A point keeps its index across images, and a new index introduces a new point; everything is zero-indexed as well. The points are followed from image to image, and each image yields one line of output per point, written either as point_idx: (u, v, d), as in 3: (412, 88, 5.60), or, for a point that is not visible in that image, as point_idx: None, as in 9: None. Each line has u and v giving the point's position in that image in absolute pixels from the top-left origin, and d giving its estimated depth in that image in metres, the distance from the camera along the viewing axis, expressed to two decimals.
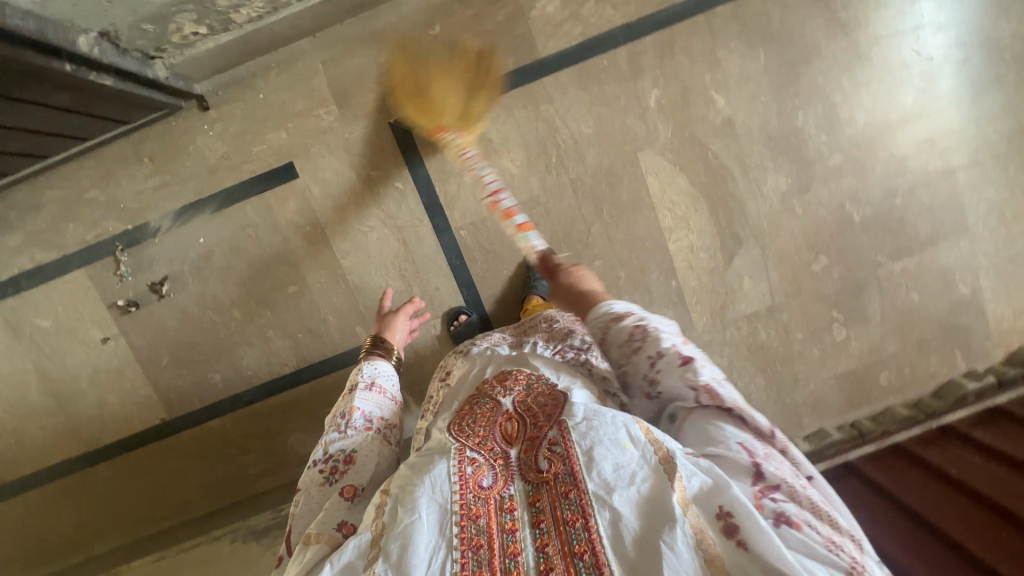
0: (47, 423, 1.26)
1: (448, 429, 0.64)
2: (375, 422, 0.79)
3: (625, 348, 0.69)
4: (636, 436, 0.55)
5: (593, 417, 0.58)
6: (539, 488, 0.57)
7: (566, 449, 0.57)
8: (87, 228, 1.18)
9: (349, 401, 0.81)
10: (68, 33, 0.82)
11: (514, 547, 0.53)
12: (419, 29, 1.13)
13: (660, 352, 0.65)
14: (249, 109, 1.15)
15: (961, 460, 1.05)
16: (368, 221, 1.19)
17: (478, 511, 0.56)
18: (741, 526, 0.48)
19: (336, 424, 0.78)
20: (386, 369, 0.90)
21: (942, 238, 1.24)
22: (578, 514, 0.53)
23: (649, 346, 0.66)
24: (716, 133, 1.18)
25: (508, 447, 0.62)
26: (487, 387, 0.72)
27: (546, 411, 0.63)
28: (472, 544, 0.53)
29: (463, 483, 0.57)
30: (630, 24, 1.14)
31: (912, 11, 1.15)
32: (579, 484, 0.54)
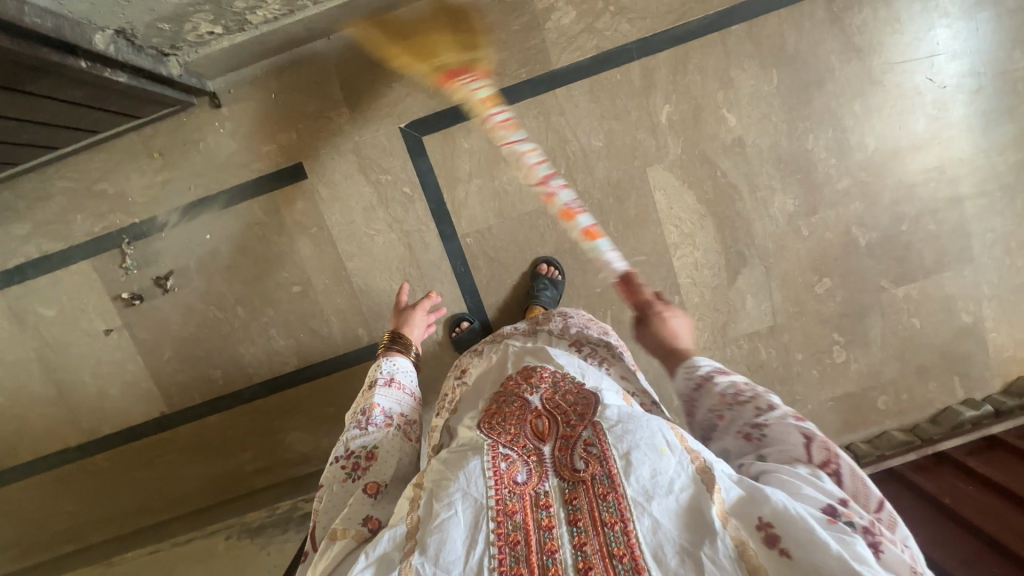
0: (47, 411, 1.27)
1: (478, 426, 0.63)
2: (395, 419, 0.78)
3: (727, 397, 0.61)
4: (673, 443, 0.53)
5: (627, 420, 0.56)
6: (575, 487, 0.53)
7: (603, 450, 0.54)
8: (94, 220, 1.18)
9: (368, 397, 0.81)
10: (84, 30, 0.82)
11: (552, 544, 0.50)
12: (434, 36, 1.12)
13: (771, 406, 0.58)
14: (261, 108, 1.15)
15: (954, 490, 1.06)
16: (374, 224, 1.19)
17: (513, 507, 0.52)
18: (785, 536, 0.45)
19: (356, 420, 0.77)
20: (404, 366, 0.90)
21: (947, 265, 1.24)
22: (617, 517, 0.49)
23: (761, 398, 0.59)
24: (726, 152, 1.18)
25: (541, 443, 0.59)
26: (513, 384, 0.71)
27: (578, 410, 0.61)
28: (509, 541, 0.50)
29: (498, 479, 0.54)
30: (644, 39, 1.14)
31: (928, 38, 1.15)
32: (618, 487, 0.51)
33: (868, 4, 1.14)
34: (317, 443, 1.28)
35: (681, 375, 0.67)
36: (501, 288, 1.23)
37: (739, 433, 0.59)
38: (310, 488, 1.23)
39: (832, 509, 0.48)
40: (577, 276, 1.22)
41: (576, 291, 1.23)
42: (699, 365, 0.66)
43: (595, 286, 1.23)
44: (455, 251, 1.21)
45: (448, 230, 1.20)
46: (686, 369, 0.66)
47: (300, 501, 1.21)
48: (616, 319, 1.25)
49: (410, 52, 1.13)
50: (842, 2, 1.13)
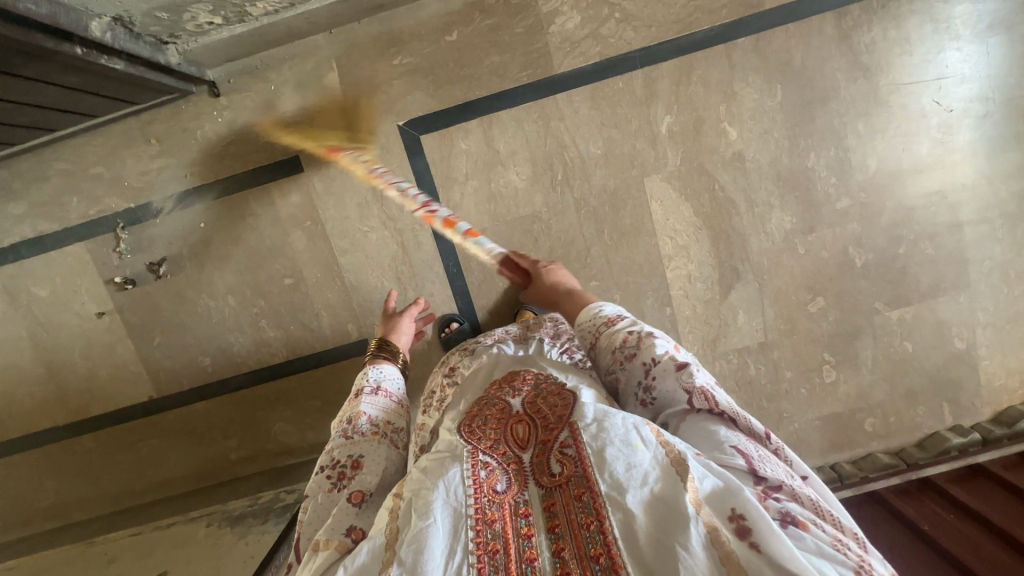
0: (37, 390, 1.28)
1: (458, 429, 0.62)
2: (381, 426, 0.79)
3: (619, 355, 0.70)
4: (648, 438, 0.51)
5: (603, 418, 0.54)
6: (553, 493, 0.52)
7: (578, 451, 0.53)
8: (90, 203, 1.18)
9: (354, 406, 0.82)
10: (81, 17, 0.81)
11: (531, 552, 0.47)
12: (436, 35, 1.11)
13: (654, 359, 0.65)
14: (260, 100, 1.14)
15: (933, 514, 1.10)
16: (368, 221, 1.19)
17: (492, 516, 0.51)
18: (755, 527, 0.44)
19: (342, 428, 0.77)
20: (390, 373, 0.92)
21: (943, 291, 1.23)
22: (592, 517, 0.47)
23: (644, 353, 0.67)
24: (725, 165, 1.17)
25: (521, 451, 0.58)
26: (495, 388, 0.70)
27: (557, 412, 0.60)
28: (488, 550, 0.48)
29: (477, 488, 0.53)
30: (649, 48, 1.12)
31: (937, 60, 1.13)
32: (593, 486, 0.49)
33: (878, 22, 1.12)
34: (303, 435, 1.29)
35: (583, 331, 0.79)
36: (492, 291, 1.22)
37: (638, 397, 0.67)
38: (293, 480, 1.24)
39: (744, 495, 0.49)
40: None
41: None
42: (591, 317, 0.78)
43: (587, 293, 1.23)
44: (448, 251, 1.20)
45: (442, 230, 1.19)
46: (584, 325, 0.79)
47: (282, 492, 1.21)
48: None
49: (411, 49, 1.12)
50: (853, 19, 1.11)
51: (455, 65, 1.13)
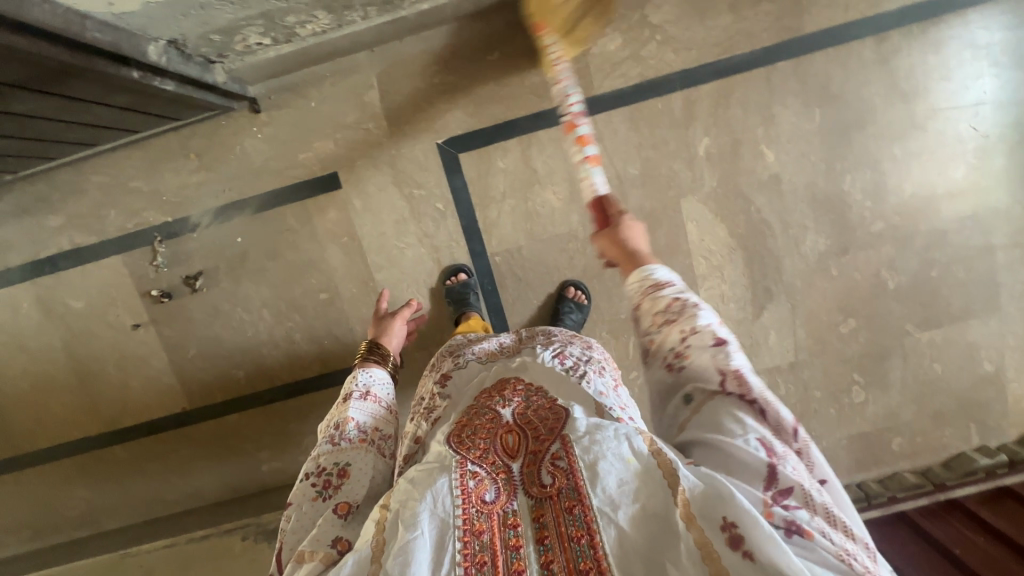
0: (70, 400, 1.28)
1: (447, 440, 0.60)
2: (368, 433, 0.75)
3: (660, 316, 0.64)
4: (640, 450, 0.52)
5: (596, 431, 0.55)
6: (542, 503, 0.52)
7: (570, 463, 0.53)
8: (127, 217, 1.18)
9: (342, 411, 0.78)
10: (139, 41, 0.79)
11: (520, 564, 0.49)
12: (477, 54, 1.12)
13: (695, 329, 0.61)
14: (299, 117, 1.14)
15: (967, 540, 1.08)
16: (404, 238, 1.20)
17: (481, 527, 0.51)
18: (749, 536, 0.44)
19: (328, 435, 0.74)
20: (380, 377, 0.87)
21: (973, 314, 1.24)
22: (583, 531, 0.49)
23: (685, 322, 0.62)
24: (761, 188, 1.18)
25: (511, 461, 0.57)
26: (485, 397, 0.69)
27: (548, 425, 0.60)
28: (476, 561, 0.49)
29: (466, 497, 0.53)
30: (688, 70, 1.13)
31: (974, 85, 1.13)
32: (584, 500, 0.50)
33: (917, 47, 1.12)
34: None
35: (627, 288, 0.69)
36: (526, 308, 1.23)
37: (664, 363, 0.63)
38: None
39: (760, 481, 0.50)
40: (603, 301, 1.23)
41: (600, 316, 1.24)
42: (641, 275, 0.68)
43: (620, 312, 1.24)
44: (484, 268, 1.21)
45: (479, 248, 1.20)
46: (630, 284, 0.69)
47: None
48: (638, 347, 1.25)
49: (452, 68, 1.12)
50: (892, 45, 1.12)
51: (496, 85, 1.13)
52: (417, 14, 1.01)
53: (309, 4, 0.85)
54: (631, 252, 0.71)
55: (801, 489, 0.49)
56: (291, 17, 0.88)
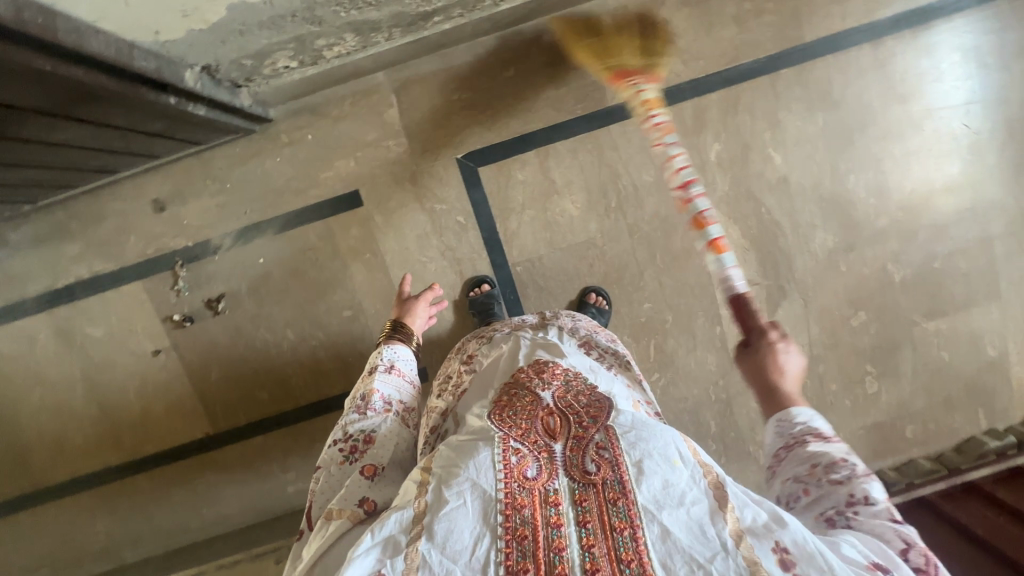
0: (89, 430, 1.26)
1: (489, 416, 0.63)
2: (393, 405, 0.82)
3: (818, 468, 0.57)
4: (686, 456, 0.55)
5: (641, 428, 0.57)
6: (585, 488, 0.54)
7: (615, 455, 0.55)
8: (147, 242, 1.18)
9: (369, 383, 0.85)
10: (177, 68, 0.80)
11: (560, 542, 0.51)
12: (494, 71, 1.15)
13: (868, 497, 0.53)
14: (320, 137, 1.16)
15: (984, 519, 1.10)
16: (427, 251, 1.21)
17: (522, 501, 0.53)
18: (803, 562, 0.47)
19: (356, 405, 0.81)
20: (404, 354, 0.94)
21: (976, 303, 1.29)
22: (626, 523, 0.51)
23: (855, 485, 0.54)
24: (771, 189, 1.22)
25: (552, 441, 0.59)
26: (524, 377, 0.70)
27: (590, 412, 0.61)
28: (517, 534, 0.51)
29: (509, 472, 0.55)
30: (698, 80, 1.17)
31: (965, 86, 1.20)
32: (629, 494, 0.52)
33: (911, 52, 1.18)
34: None
35: (773, 428, 0.63)
36: None
37: (821, 515, 0.55)
38: None
39: (879, 565, 0.47)
40: (623, 306, 1.26)
41: (621, 320, 1.27)
42: (794, 419, 0.62)
43: (640, 316, 1.27)
44: (506, 279, 1.23)
45: (500, 258, 1.22)
46: (779, 423, 0.62)
47: None
48: (659, 350, 1.28)
49: (470, 85, 1.15)
50: (887, 50, 1.18)
51: (513, 99, 1.16)
52: (438, 33, 1.03)
53: (340, 26, 0.87)
54: (770, 386, 0.65)
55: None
56: (321, 40, 0.90)
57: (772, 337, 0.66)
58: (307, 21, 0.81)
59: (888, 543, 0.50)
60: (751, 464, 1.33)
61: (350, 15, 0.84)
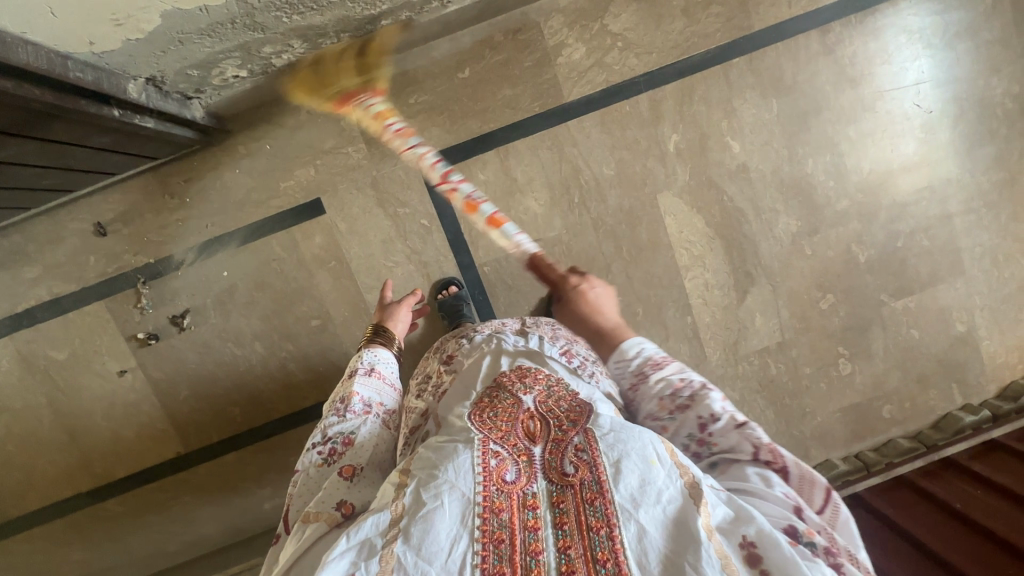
0: (57, 457, 1.23)
1: (470, 419, 0.62)
2: (374, 407, 0.81)
3: (664, 401, 0.66)
4: (662, 455, 0.52)
5: (621, 429, 0.55)
6: (563, 490, 0.53)
7: (593, 457, 0.54)
8: (108, 261, 1.17)
9: (349, 386, 0.84)
10: (119, 81, 0.80)
11: (536, 546, 0.50)
12: (449, 73, 1.15)
13: (712, 415, 0.62)
14: (279, 147, 1.16)
15: (964, 494, 1.11)
16: (393, 256, 1.21)
17: (500, 505, 0.52)
18: (767, 556, 0.46)
19: (336, 408, 0.80)
20: (385, 356, 0.93)
21: (941, 279, 1.30)
22: (602, 522, 0.49)
23: (702, 407, 0.63)
24: (732, 177, 1.24)
25: (532, 444, 0.59)
26: (506, 380, 0.69)
27: (571, 416, 0.60)
28: (494, 538, 0.50)
29: (486, 475, 0.54)
30: (651, 73, 1.19)
31: (912, 67, 1.23)
32: (606, 493, 0.51)
33: (858, 36, 1.21)
34: None
35: (617, 367, 0.75)
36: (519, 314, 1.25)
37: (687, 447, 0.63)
38: None
39: (792, 529, 0.50)
40: None
41: None
42: (627, 353, 0.74)
43: None
44: (474, 280, 1.23)
45: (467, 260, 1.22)
46: (618, 363, 0.75)
47: None
48: None
49: (426, 88, 1.16)
50: (835, 36, 1.20)
51: (470, 100, 1.17)
52: (389, 37, 1.04)
53: (284, 33, 0.87)
54: (597, 327, 0.82)
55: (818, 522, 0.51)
56: (268, 48, 0.90)
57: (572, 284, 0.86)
58: (248, 28, 0.81)
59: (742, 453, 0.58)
60: None
61: (293, 21, 0.84)
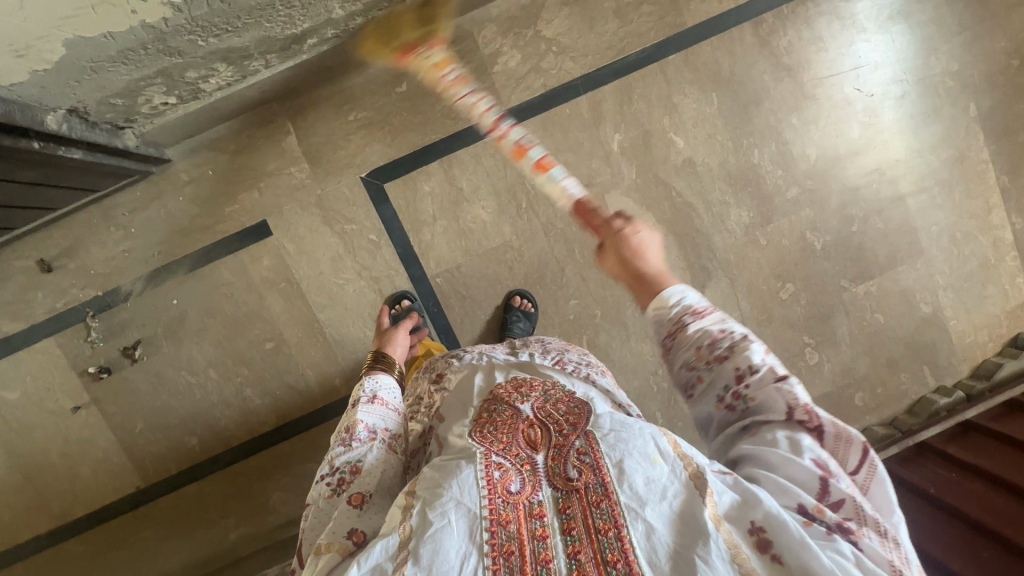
0: (14, 500, 1.21)
1: (470, 435, 0.62)
2: (380, 434, 0.73)
3: (703, 351, 0.56)
4: (665, 451, 0.53)
5: (619, 429, 0.56)
6: (569, 496, 0.53)
7: (595, 459, 0.54)
8: (57, 297, 1.16)
9: (351, 415, 0.75)
10: (34, 112, 0.81)
11: (547, 554, 0.49)
12: (386, 88, 1.16)
13: (750, 367, 0.54)
14: (222, 172, 1.16)
15: (938, 477, 1.08)
16: (343, 273, 1.20)
17: (507, 517, 0.52)
18: (777, 541, 0.45)
19: (340, 438, 0.72)
20: (387, 382, 0.83)
21: (901, 261, 1.29)
22: (609, 524, 0.50)
23: (739, 357, 0.55)
24: (679, 172, 1.23)
25: (534, 452, 0.58)
26: (503, 392, 0.69)
27: (571, 420, 0.61)
28: (504, 551, 0.50)
29: (492, 488, 0.54)
30: (589, 74, 1.20)
31: (850, 53, 1.24)
32: (611, 494, 0.51)
33: (791, 26, 1.22)
34: (301, 503, 1.23)
35: (652, 317, 0.62)
36: (475, 324, 1.24)
37: (720, 400, 0.56)
38: None
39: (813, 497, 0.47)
40: (549, 305, 1.24)
41: (549, 320, 1.25)
42: (668, 302, 0.60)
43: (568, 313, 1.25)
44: (427, 292, 1.22)
45: (418, 272, 1.21)
46: (656, 312, 0.61)
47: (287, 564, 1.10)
48: (592, 345, 1.26)
49: (365, 105, 1.17)
50: (768, 27, 1.21)
51: (409, 113, 1.17)
52: (319, 56, 1.05)
53: (205, 57, 0.88)
54: (638, 275, 0.65)
55: (852, 503, 0.47)
56: (191, 73, 0.91)
57: (614, 224, 0.69)
58: (165, 53, 0.82)
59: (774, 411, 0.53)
60: None
61: (210, 44, 0.85)
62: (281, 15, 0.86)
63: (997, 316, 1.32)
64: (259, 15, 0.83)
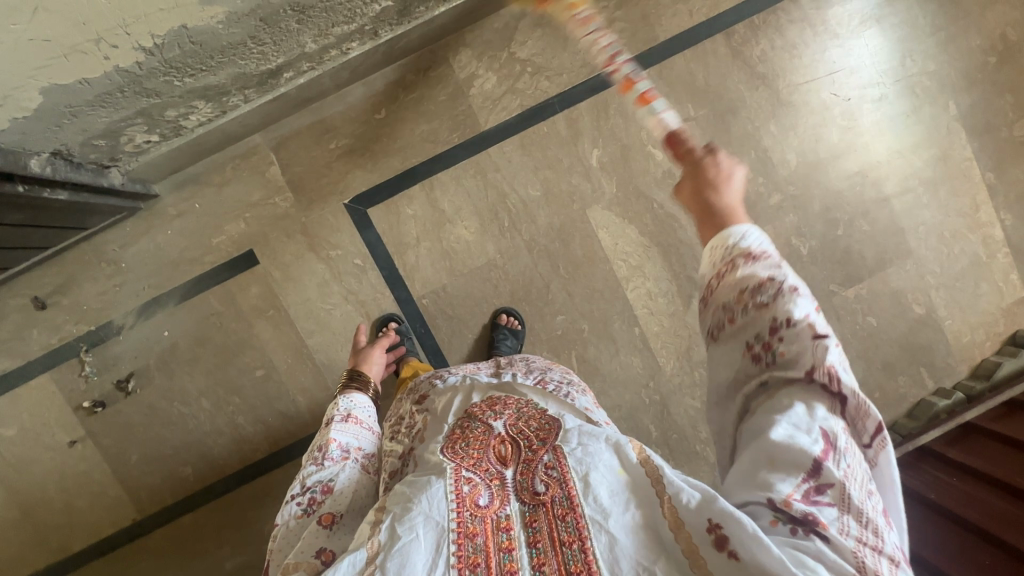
0: (13, 536, 1.22)
1: (442, 450, 0.61)
2: (353, 453, 0.74)
3: (746, 293, 0.51)
4: (630, 460, 0.53)
5: (587, 443, 0.56)
6: (535, 509, 0.53)
7: (562, 473, 0.54)
8: (52, 333, 1.19)
9: (325, 433, 0.76)
10: (18, 157, 0.84)
11: (512, 566, 0.49)
12: (365, 116, 1.19)
13: (790, 319, 0.49)
14: (209, 205, 1.19)
15: (940, 484, 1.05)
16: (330, 298, 1.21)
17: (474, 529, 0.51)
18: (732, 536, 0.43)
19: (312, 457, 0.73)
20: (362, 401, 0.85)
21: (889, 262, 1.28)
22: (574, 536, 0.49)
23: (779, 307, 0.50)
24: (659, 184, 1.24)
25: (504, 467, 0.58)
26: (476, 410, 0.68)
27: (540, 436, 0.60)
28: (470, 563, 0.49)
29: (460, 502, 0.53)
30: (564, 93, 1.21)
31: (824, 58, 1.24)
32: (576, 507, 0.51)
33: (763, 35, 1.23)
34: None
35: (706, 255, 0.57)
36: (463, 343, 1.24)
37: (749, 347, 0.52)
38: None
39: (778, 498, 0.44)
40: (536, 322, 1.24)
41: (537, 336, 1.25)
42: (728, 241, 0.55)
43: (555, 328, 1.25)
44: (413, 313, 1.22)
45: (404, 294, 1.22)
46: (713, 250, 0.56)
47: None
48: (582, 359, 1.26)
49: (345, 133, 1.19)
50: (740, 37, 1.23)
51: (389, 139, 1.20)
52: (297, 88, 1.08)
53: (183, 95, 0.90)
54: (709, 206, 0.60)
55: (838, 489, 0.44)
56: (171, 111, 0.94)
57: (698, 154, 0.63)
58: (141, 93, 0.84)
59: (799, 369, 0.48)
60: (699, 464, 1.27)
61: (186, 82, 0.87)
62: (253, 52, 0.88)
63: (993, 314, 1.30)
64: (231, 53, 0.86)
